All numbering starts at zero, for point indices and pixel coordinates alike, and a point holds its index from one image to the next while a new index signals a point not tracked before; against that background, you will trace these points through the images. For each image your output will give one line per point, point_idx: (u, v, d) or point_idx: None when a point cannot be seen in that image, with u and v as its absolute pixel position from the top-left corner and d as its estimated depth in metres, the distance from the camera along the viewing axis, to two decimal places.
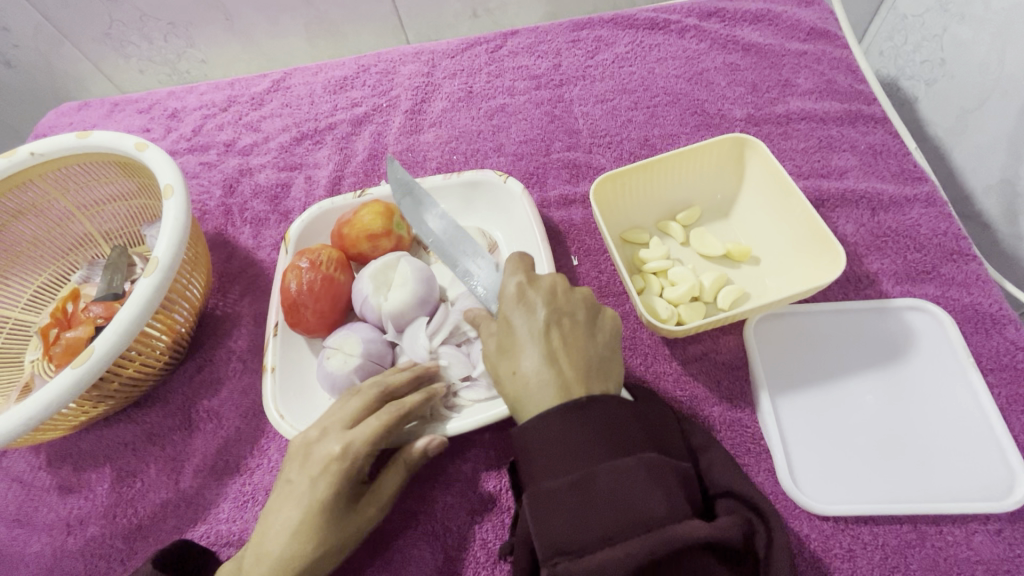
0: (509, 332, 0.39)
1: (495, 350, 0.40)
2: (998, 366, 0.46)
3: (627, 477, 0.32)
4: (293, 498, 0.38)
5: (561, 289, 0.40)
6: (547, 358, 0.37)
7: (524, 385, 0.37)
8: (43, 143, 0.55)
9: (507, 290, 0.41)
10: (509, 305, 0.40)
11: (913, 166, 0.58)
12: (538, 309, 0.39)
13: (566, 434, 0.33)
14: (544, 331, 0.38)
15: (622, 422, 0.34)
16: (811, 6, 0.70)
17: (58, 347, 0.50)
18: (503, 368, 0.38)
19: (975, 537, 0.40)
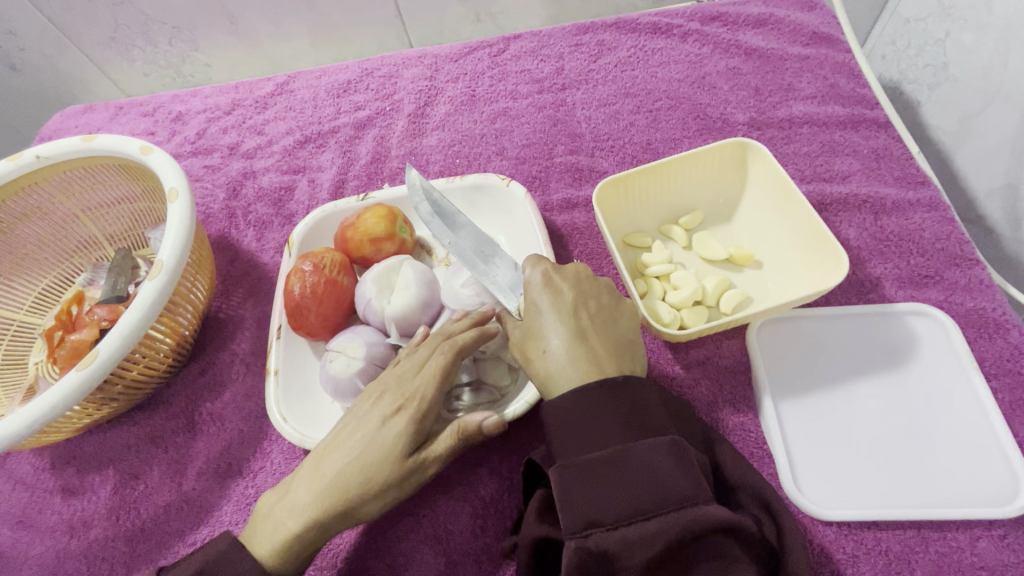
0: (536, 317, 0.41)
1: (522, 335, 0.42)
2: (1002, 371, 0.46)
3: (657, 455, 0.33)
4: (362, 436, 0.41)
5: (585, 275, 0.43)
6: (577, 337, 0.39)
7: (557, 361, 0.39)
8: (49, 147, 0.56)
9: (530, 276, 0.43)
10: (535, 291, 0.42)
11: (916, 170, 0.58)
12: (565, 293, 0.41)
13: (603, 408, 0.35)
14: (573, 314, 0.40)
15: (651, 407, 0.36)
16: (813, 10, 0.71)
17: (63, 350, 0.50)
18: (533, 351, 0.41)
19: (979, 543, 0.40)
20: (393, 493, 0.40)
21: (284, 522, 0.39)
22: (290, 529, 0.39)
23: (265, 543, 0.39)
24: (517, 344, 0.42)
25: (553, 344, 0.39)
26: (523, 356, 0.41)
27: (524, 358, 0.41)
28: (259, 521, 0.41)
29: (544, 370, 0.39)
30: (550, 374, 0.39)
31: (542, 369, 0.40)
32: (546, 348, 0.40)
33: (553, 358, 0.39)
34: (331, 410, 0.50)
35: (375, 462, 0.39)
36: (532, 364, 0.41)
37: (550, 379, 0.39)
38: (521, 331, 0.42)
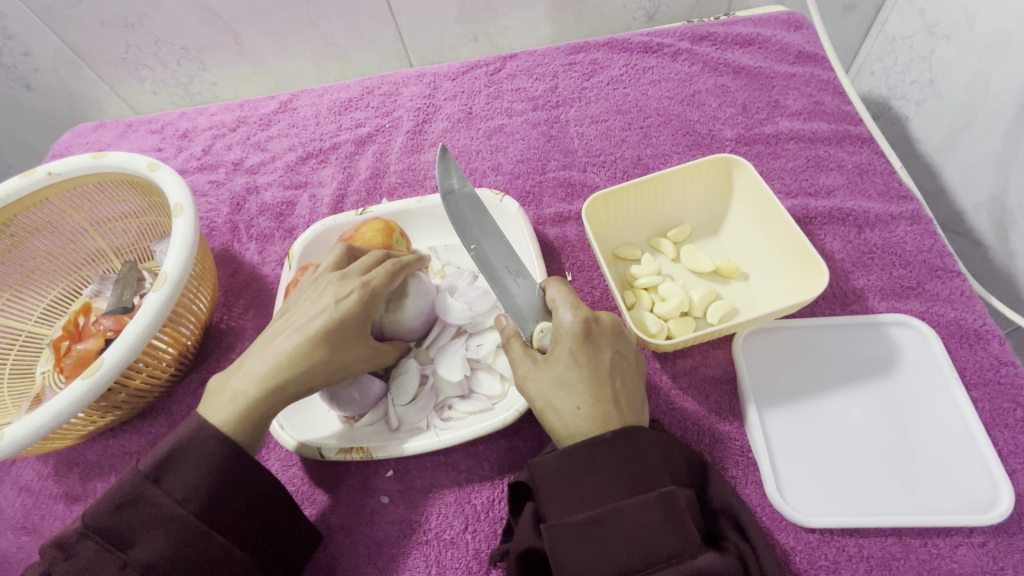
0: (572, 368, 0.39)
1: (552, 381, 0.40)
2: (982, 381, 0.47)
3: (648, 514, 0.35)
4: (317, 314, 0.42)
5: (620, 332, 0.42)
6: (611, 399, 0.39)
7: (590, 421, 0.38)
8: (59, 163, 0.58)
9: (567, 321, 0.41)
10: (569, 338, 0.40)
11: (899, 185, 0.59)
12: (602, 350, 0.40)
13: (596, 466, 0.36)
14: (609, 371, 0.40)
15: (644, 456, 0.37)
16: (800, 29, 0.73)
17: (69, 359, 0.52)
18: (561, 402, 0.39)
19: (959, 550, 0.40)
20: (340, 373, 0.43)
21: (243, 389, 0.40)
22: (250, 396, 0.40)
23: (228, 412, 0.40)
24: (544, 392, 0.40)
25: (587, 401, 0.38)
26: (547, 402, 0.40)
27: (548, 404, 0.40)
28: (213, 394, 0.41)
29: (572, 422, 0.39)
30: (581, 431, 0.38)
31: (570, 423, 0.39)
32: (578, 407, 0.38)
33: (587, 418, 0.38)
34: (327, 417, 0.51)
35: (325, 339, 0.42)
36: (559, 416, 0.39)
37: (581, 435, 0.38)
38: (550, 378, 0.40)
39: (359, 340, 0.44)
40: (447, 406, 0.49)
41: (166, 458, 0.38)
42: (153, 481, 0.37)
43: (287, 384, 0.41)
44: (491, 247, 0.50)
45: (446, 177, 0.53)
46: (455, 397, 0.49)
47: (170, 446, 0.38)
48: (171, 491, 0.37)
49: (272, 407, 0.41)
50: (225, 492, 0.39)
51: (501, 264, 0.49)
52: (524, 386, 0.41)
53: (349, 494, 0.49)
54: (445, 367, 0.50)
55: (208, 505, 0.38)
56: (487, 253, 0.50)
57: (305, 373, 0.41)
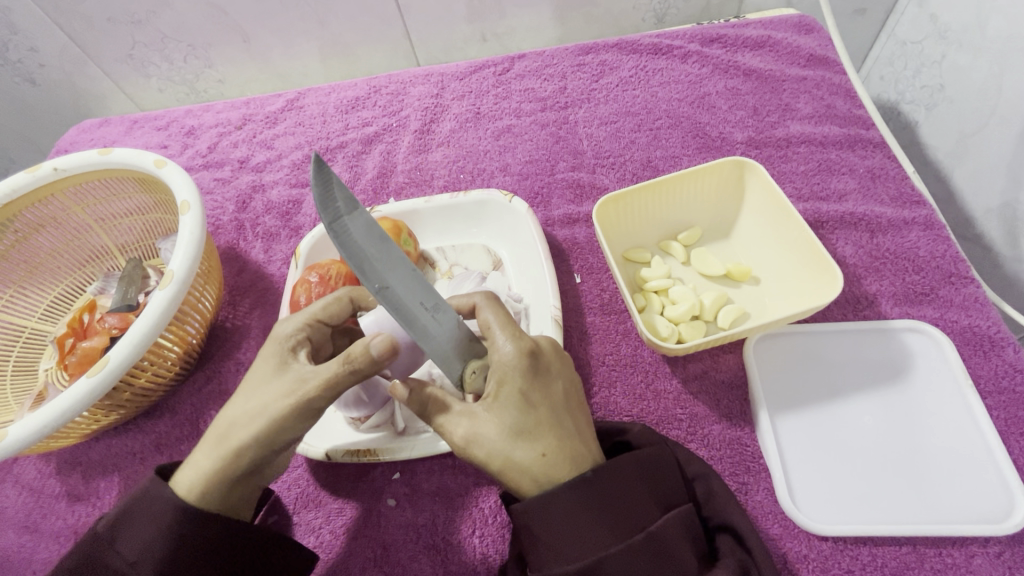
0: (525, 415, 0.36)
1: (506, 434, 0.36)
2: (997, 389, 0.46)
3: (637, 557, 0.34)
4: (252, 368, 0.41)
5: (557, 351, 0.40)
6: (569, 434, 0.37)
7: (557, 468, 0.36)
8: (65, 159, 0.57)
9: (508, 351, 0.37)
10: (517, 376, 0.37)
11: (911, 190, 0.59)
12: (551, 382, 0.38)
13: (581, 513, 0.35)
14: (562, 404, 0.38)
15: (626, 491, 0.36)
16: (811, 32, 0.72)
17: (74, 357, 0.52)
18: (523, 454, 0.36)
19: (974, 560, 0.40)
20: (259, 416, 0.37)
21: (197, 461, 0.39)
22: (202, 465, 0.38)
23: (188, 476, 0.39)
24: (501, 449, 0.36)
25: (552, 446, 0.36)
26: (504, 461, 0.36)
27: (507, 464, 0.36)
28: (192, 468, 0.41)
29: (536, 475, 0.36)
30: (551, 482, 0.36)
31: (536, 476, 0.36)
32: (541, 455, 0.36)
33: (553, 466, 0.36)
34: (333, 418, 0.50)
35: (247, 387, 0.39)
36: (522, 471, 0.36)
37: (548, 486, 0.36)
38: (504, 433, 0.36)
39: (276, 374, 0.38)
40: None
41: (121, 516, 0.38)
42: (109, 541, 0.37)
43: (215, 442, 0.38)
44: (402, 279, 0.33)
45: (326, 187, 0.29)
46: None
47: (121, 506, 0.38)
48: (125, 552, 0.37)
49: (224, 476, 0.38)
50: (178, 550, 0.37)
51: (415, 302, 0.34)
52: (473, 447, 0.36)
53: (353, 497, 0.48)
54: None
55: (159, 566, 0.36)
56: (403, 295, 0.33)
57: (230, 425, 0.38)
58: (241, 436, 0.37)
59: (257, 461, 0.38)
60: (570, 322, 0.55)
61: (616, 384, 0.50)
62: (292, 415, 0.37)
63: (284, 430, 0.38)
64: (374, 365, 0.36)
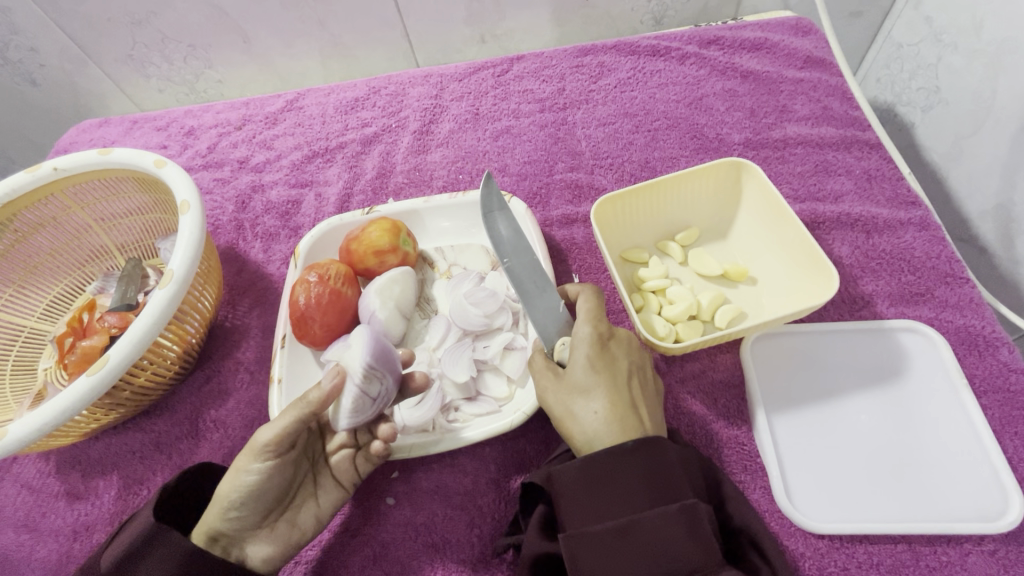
0: (594, 376, 0.39)
1: (574, 386, 0.40)
2: (991, 388, 0.47)
3: (670, 526, 0.34)
4: None
5: (635, 348, 0.43)
6: (629, 404, 0.39)
7: (607, 428, 0.38)
8: (65, 159, 0.58)
9: (583, 330, 0.41)
10: (583, 346, 0.40)
11: (907, 191, 0.59)
12: (619, 363, 0.41)
13: (615, 479, 0.36)
14: (625, 381, 0.40)
15: (668, 467, 0.36)
16: (808, 34, 0.73)
17: (73, 356, 0.52)
18: (580, 409, 0.39)
19: (969, 558, 0.40)
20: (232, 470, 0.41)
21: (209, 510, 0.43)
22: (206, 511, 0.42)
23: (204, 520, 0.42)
24: (562, 397, 0.40)
25: (606, 407, 0.38)
26: (564, 408, 0.40)
27: (564, 412, 0.40)
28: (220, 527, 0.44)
29: (591, 427, 0.38)
30: (597, 438, 0.38)
31: (587, 428, 0.39)
32: (596, 410, 0.39)
33: (600, 424, 0.38)
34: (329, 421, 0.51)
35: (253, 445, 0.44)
36: (578, 422, 0.39)
37: (596, 443, 0.38)
38: (568, 385, 0.40)
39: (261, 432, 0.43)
40: (453, 408, 0.49)
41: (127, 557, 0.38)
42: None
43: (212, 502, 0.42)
44: (523, 263, 0.49)
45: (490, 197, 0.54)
46: (461, 399, 0.49)
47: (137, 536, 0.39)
48: None
49: (211, 520, 0.41)
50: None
51: (529, 279, 0.48)
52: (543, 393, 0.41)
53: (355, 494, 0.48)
54: (451, 369, 0.49)
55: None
56: (517, 268, 0.48)
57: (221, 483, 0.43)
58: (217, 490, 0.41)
59: (226, 517, 0.40)
60: None
61: None
62: (250, 462, 0.40)
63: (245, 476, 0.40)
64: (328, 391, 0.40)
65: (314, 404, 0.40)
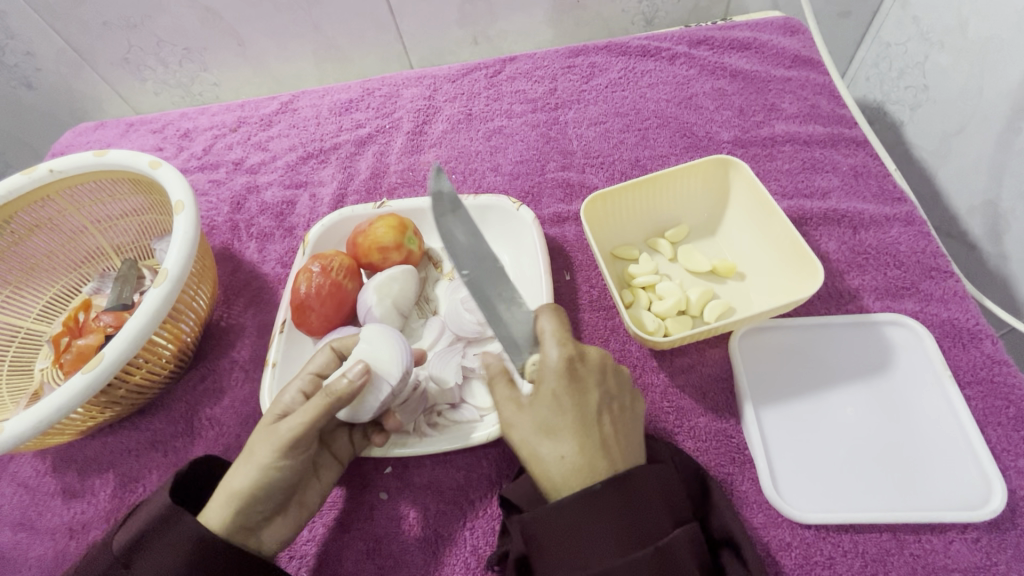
0: (560, 415, 0.37)
1: (539, 427, 0.38)
2: (975, 379, 0.47)
3: (644, 572, 0.33)
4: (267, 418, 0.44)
5: (609, 366, 0.41)
6: (602, 440, 0.37)
7: (576, 473, 0.36)
8: (61, 160, 0.58)
9: (552, 358, 0.39)
10: (552, 378, 0.38)
11: (893, 186, 0.60)
12: (590, 392, 0.39)
13: (587, 526, 0.34)
14: (596, 414, 0.38)
15: (641, 507, 0.35)
16: (796, 34, 0.73)
17: (69, 355, 0.52)
18: (547, 453, 0.37)
19: (953, 546, 0.41)
20: (248, 466, 0.40)
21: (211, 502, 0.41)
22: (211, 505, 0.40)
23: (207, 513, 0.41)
24: (527, 439, 0.38)
25: (575, 451, 0.36)
26: (529, 449, 0.38)
27: (530, 453, 0.38)
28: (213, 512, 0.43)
29: (560, 473, 0.36)
30: (566, 484, 0.36)
31: (553, 472, 0.37)
32: (564, 454, 0.37)
33: (569, 468, 0.36)
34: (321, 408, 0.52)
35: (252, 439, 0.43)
36: (545, 468, 0.37)
37: (564, 490, 0.36)
38: (534, 424, 0.38)
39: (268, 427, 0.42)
40: (436, 412, 0.49)
41: (139, 540, 0.38)
42: (125, 565, 0.38)
43: (215, 495, 0.41)
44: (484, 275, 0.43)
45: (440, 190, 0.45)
46: (446, 405, 0.49)
47: (154, 518, 0.39)
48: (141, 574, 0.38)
49: (229, 514, 0.40)
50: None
51: (493, 293, 0.43)
52: (507, 432, 0.39)
53: (348, 489, 0.49)
54: (438, 373, 0.49)
55: None
56: (479, 281, 0.42)
57: (225, 479, 0.41)
58: (229, 487, 0.40)
59: (247, 513, 0.40)
60: None
61: None
62: (273, 459, 0.40)
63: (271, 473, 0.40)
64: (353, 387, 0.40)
65: (339, 402, 0.40)
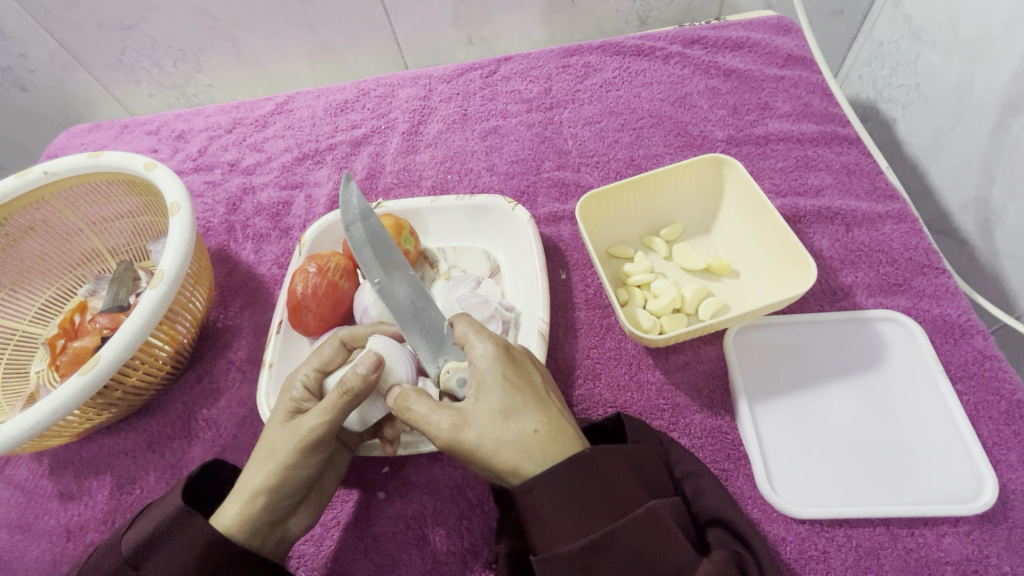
0: (515, 394, 0.38)
1: (497, 411, 0.37)
2: (967, 374, 0.48)
3: (634, 534, 0.34)
4: (274, 417, 0.43)
5: (533, 357, 0.43)
6: (555, 412, 0.38)
7: (548, 444, 0.36)
8: (56, 163, 0.58)
9: (487, 348, 0.40)
10: (496, 364, 0.39)
11: (885, 184, 0.61)
12: (532, 374, 0.40)
13: (577, 492, 0.35)
14: (543, 391, 0.39)
15: (620, 476, 0.36)
16: (789, 33, 0.74)
17: (64, 357, 0.52)
18: (514, 434, 0.36)
19: (945, 539, 0.41)
20: (271, 461, 0.40)
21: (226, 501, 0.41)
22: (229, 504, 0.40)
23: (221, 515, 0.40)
24: (493, 429, 0.36)
25: (542, 422, 0.37)
26: (495, 439, 0.36)
27: (498, 443, 0.36)
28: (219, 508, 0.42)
29: (532, 450, 0.36)
30: (549, 455, 0.36)
31: (529, 450, 0.36)
32: (534, 429, 0.37)
33: (546, 439, 0.36)
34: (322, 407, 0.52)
35: (264, 439, 0.42)
36: (516, 450, 0.36)
37: (551, 460, 0.36)
38: (492, 411, 0.37)
39: (284, 426, 0.42)
40: None
41: (149, 541, 0.38)
42: (135, 566, 0.38)
43: (231, 493, 0.41)
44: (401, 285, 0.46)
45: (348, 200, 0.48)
46: None
47: (164, 519, 0.39)
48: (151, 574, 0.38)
49: (258, 511, 0.40)
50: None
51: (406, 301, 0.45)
52: (463, 430, 0.37)
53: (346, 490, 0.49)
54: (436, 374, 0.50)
55: None
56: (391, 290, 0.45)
57: (244, 476, 0.41)
58: (251, 485, 0.40)
59: (274, 507, 0.41)
60: (557, 316, 0.56)
61: (600, 376, 0.52)
62: (298, 457, 0.40)
63: (298, 469, 0.41)
64: (366, 383, 0.41)
65: (358, 396, 0.40)
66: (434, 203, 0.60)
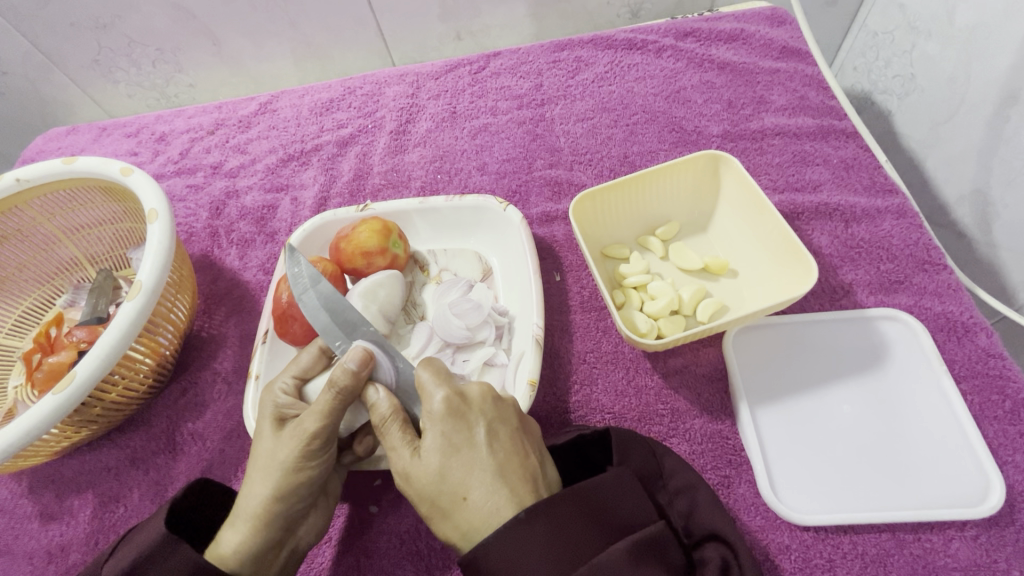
0: (451, 460, 0.36)
1: (434, 479, 0.36)
2: (971, 373, 0.47)
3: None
4: (261, 430, 0.42)
5: (492, 396, 0.38)
6: (495, 473, 0.35)
7: (480, 514, 0.34)
8: (29, 169, 0.56)
9: (433, 407, 0.37)
10: (436, 425, 0.36)
11: (884, 178, 0.59)
12: (478, 426, 0.37)
13: (531, 541, 0.33)
14: (484, 450, 0.36)
15: (576, 517, 0.34)
16: (784, 25, 0.72)
17: (40, 373, 0.50)
18: (449, 506, 0.35)
19: (952, 543, 0.40)
20: (270, 474, 0.39)
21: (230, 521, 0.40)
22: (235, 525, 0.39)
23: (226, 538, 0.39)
24: (429, 495, 0.36)
25: (475, 491, 0.35)
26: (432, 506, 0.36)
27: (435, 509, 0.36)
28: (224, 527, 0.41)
29: (465, 522, 0.35)
30: (474, 529, 0.34)
31: (459, 520, 0.35)
32: (469, 498, 0.35)
33: (474, 511, 0.34)
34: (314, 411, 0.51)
35: (256, 452, 0.41)
36: (450, 520, 0.35)
37: (477, 532, 0.34)
38: (428, 479, 0.36)
39: (273, 437, 0.41)
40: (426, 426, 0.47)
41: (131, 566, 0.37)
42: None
43: (231, 519, 0.40)
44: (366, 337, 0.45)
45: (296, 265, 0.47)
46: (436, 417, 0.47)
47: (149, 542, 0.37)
48: None
49: (265, 531, 0.39)
50: None
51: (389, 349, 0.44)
52: (409, 484, 0.37)
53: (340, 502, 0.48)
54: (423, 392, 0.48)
55: None
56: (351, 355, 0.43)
57: (244, 497, 0.40)
58: (252, 504, 0.39)
59: (278, 522, 0.40)
60: (552, 319, 0.55)
61: (598, 382, 0.50)
62: (294, 466, 0.39)
63: (296, 483, 0.39)
64: (356, 379, 0.39)
65: (347, 391, 0.39)
66: (423, 204, 0.58)
